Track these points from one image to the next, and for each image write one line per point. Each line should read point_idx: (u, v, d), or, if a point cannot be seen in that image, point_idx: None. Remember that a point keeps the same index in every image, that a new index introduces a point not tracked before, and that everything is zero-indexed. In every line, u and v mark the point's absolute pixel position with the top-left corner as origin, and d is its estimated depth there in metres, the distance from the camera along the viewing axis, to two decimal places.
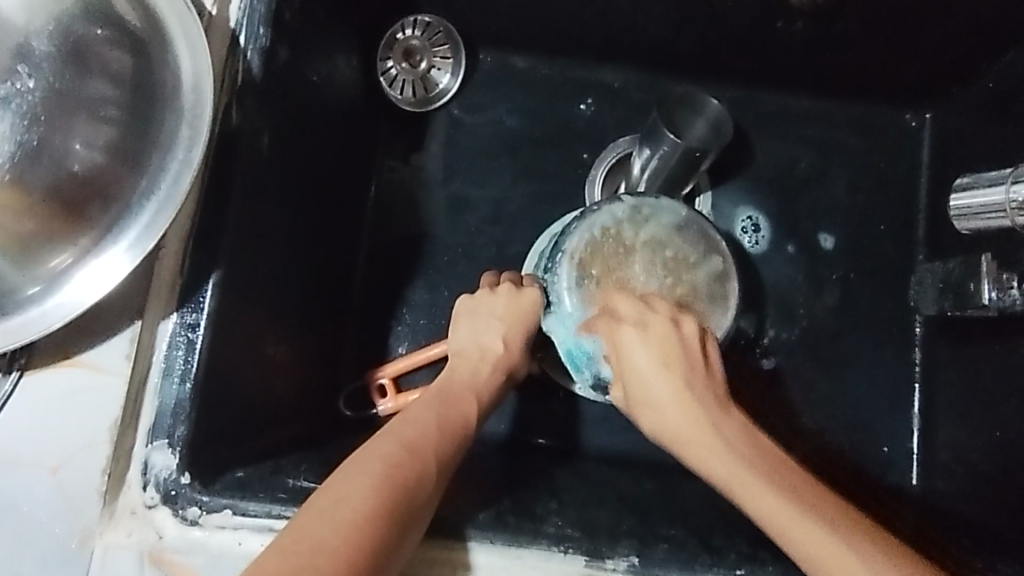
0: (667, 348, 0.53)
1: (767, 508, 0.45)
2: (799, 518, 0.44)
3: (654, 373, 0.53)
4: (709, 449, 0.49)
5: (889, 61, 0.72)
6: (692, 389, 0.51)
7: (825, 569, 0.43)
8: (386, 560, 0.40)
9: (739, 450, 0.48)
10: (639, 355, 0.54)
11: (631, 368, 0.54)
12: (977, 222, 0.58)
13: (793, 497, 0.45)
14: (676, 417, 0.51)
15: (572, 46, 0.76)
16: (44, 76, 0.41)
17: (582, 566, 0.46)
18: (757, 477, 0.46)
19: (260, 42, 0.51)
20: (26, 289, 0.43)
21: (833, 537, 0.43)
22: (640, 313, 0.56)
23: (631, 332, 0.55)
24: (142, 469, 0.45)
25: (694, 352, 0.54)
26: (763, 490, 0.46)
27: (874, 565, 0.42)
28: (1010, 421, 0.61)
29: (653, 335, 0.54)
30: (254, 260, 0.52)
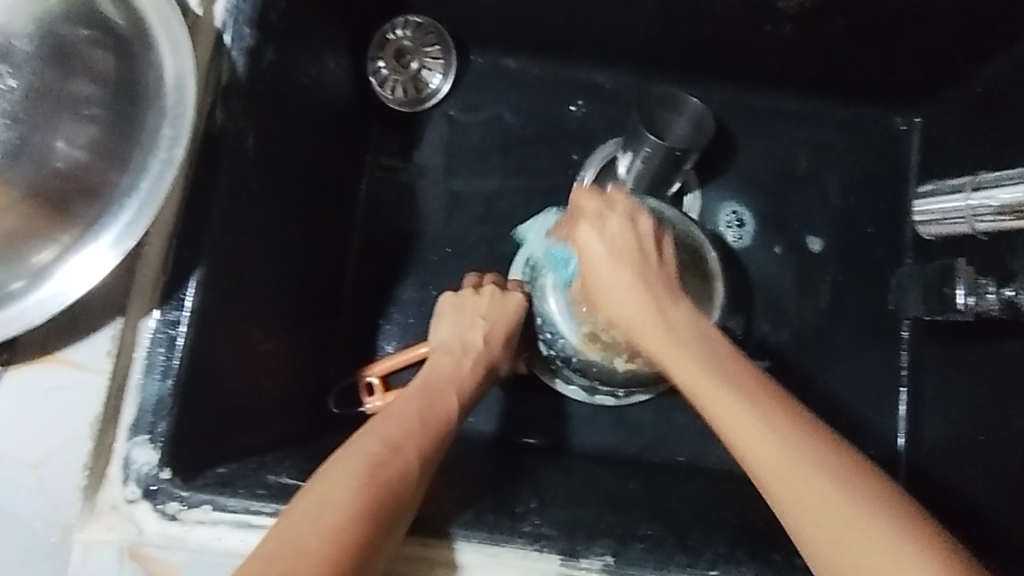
0: (624, 244, 0.54)
1: (727, 408, 0.42)
2: (758, 421, 0.41)
3: (605, 266, 0.54)
4: (656, 333, 0.49)
5: (879, 64, 0.73)
6: (642, 279, 0.52)
7: (788, 496, 0.39)
8: (372, 559, 0.41)
9: (687, 343, 0.47)
10: (593, 244, 0.55)
11: (592, 271, 0.55)
12: (947, 226, 0.67)
13: (747, 393, 0.42)
14: (631, 301, 0.51)
15: (562, 48, 0.76)
16: (25, 75, 0.41)
17: (557, 565, 0.46)
18: (708, 368, 0.45)
19: (245, 42, 0.51)
20: (11, 285, 0.44)
21: (791, 455, 0.39)
22: (598, 224, 0.55)
23: (591, 239, 0.55)
24: (124, 465, 0.46)
25: (647, 243, 0.54)
26: (729, 395, 0.42)
27: (826, 473, 0.38)
28: (993, 423, 0.62)
29: (608, 233, 0.55)
30: (238, 258, 0.53)
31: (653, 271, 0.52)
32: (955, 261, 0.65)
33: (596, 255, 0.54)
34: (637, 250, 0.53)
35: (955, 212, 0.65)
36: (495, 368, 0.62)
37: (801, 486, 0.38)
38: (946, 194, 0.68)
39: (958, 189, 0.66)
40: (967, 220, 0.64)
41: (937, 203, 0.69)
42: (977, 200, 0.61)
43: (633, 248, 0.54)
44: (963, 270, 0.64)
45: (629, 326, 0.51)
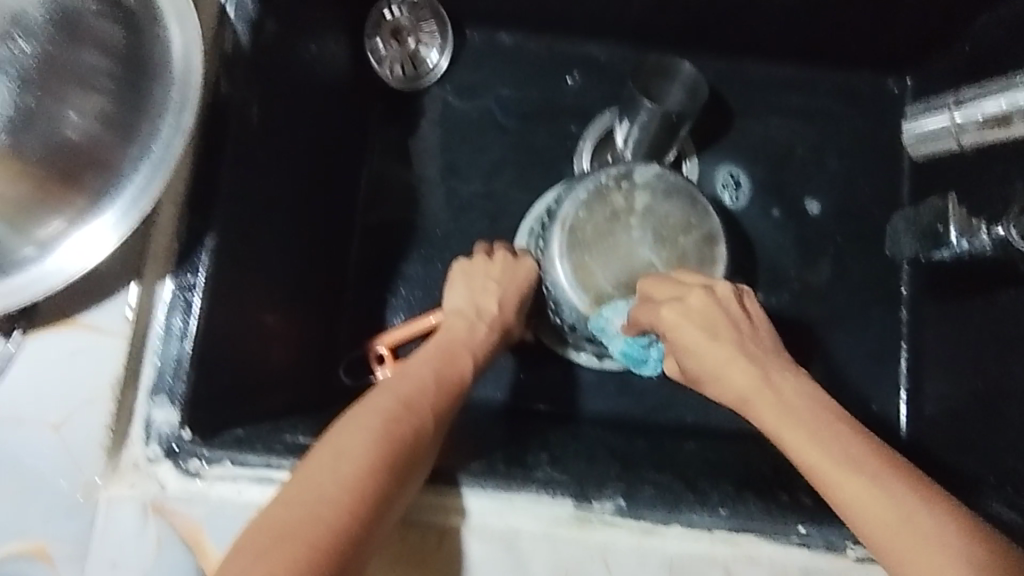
0: (709, 318, 0.49)
1: (832, 465, 0.41)
2: (850, 471, 0.40)
3: (699, 342, 0.48)
4: (769, 404, 0.45)
5: (870, 27, 0.74)
6: (734, 344, 0.47)
7: (868, 526, 0.39)
8: (387, 509, 0.42)
9: (795, 406, 0.44)
10: (684, 329, 0.48)
11: (686, 347, 0.49)
12: (931, 145, 0.64)
13: (833, 439, 0.42)
14: (716, 362, 0.47)
15: (557, 21, 0.77)
16: (38, 43, 0.42)
17: (570, 509, 0.47)
18: (802, 425, 0.43)
19: (247, 14, 0.52)
20: (23, 250, 0.45)
21: (887, 500, 0.39)
22: (676, 302, 0.50)
23: (677, 323, 0.49)
24: (145, 426, 0.47)
25: (737, 314, 0.49)
26: (819, 432, 0.42)
27: (919, 513, 0.38)
28: (991, 371, 0.63)
29: (691, 305, 0.49)
30: (248, 227, 0.54)
31: (749, 340, 0.48)
32: (949, 199, 0.67)
33: (678, 325, 0.49)
34: (726, 318, 0.49)
35: (941, 129, 0.62)
36: (509, 333, 0.63)
37: (911, 543, 0.38)
38: (934, 113, 0.64)
39: (947, 107, 0.62)
40: (953, 136, 0.61)
41: (924, 123, 0.65)
42: (960, 116, 0.59)
43: (719, 316, 0.49)
44: (956, 210, 0.65)
45: (737, 403, 0.47)
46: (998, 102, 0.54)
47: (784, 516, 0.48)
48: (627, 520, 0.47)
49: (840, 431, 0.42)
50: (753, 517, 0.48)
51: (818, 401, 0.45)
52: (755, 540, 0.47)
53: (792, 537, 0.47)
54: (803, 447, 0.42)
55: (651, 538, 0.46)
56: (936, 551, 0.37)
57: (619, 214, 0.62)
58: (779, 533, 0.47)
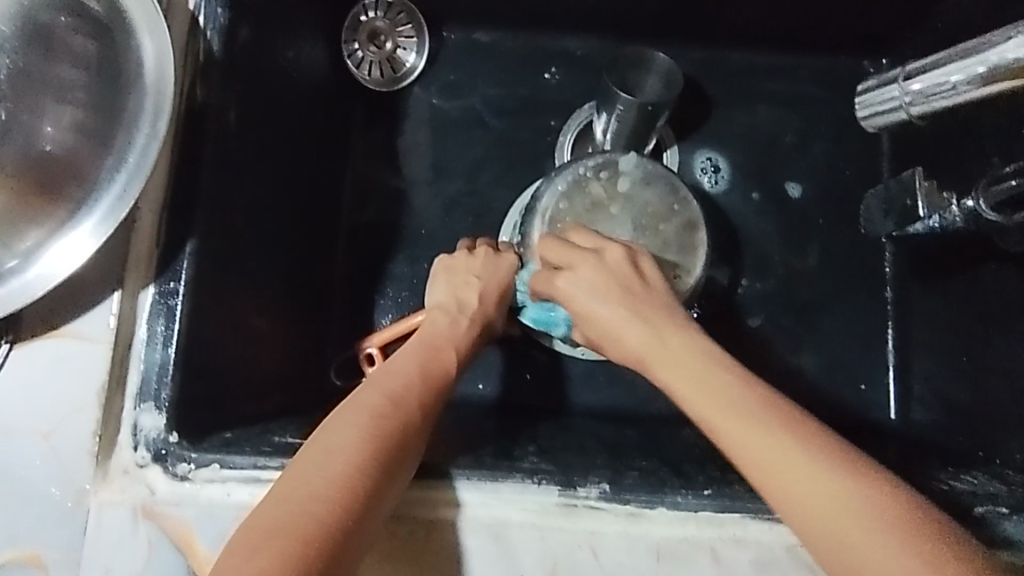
0: (602, 275, 0.52)
1: (739, 435, 0.41)
2: (767, 452, 0.40)
3: (592, 296, 0.51)
4: (676, 368, 0.46)
5: (842, 9, 0.74)
6: (624, 290, 0.51)
7: (784, 496, 0.39)
8: (378, 502, 0.43)
9: (689, 362, 0.46)
10: (577, 288, 0.52)
11: (586, 315, 0.52)
12: (881, 117, 0.56)
13: (748, 406, 0.42)
14: (611, 314, 0.50)
15: (532, 18, 0.78)
16: (11, 59, 0.43)
17: (555, 496, 0.48)
18: (719, 392, 0.43)
19: (219, 22, 0.53)
20: (7, 264, 0.45)
21: (772, 440, 0.40)
22: (595, 263, 0.52)
23: (571, 282, 0.53)
24: (133, 431, 0.48)
25: (625, 269, 0.52)
26: (737, 405, 0.42)
27: (833, 476, 0.38)
28: (976, 345, 0.63)
29: (587, 272, 0.52)
30: (229, 233, 0.54)
31: (635, 292, 0.50)
32: (915, 173, 0.68)
33: (574, 293, 0.52)
34: (619, 286, 0.51)
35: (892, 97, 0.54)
36: (492, 325, 0.63)
37: (804, 496, 0.38)
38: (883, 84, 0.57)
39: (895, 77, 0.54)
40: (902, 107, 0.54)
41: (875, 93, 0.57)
42: (915, 84, 0.51)
43: (613, 283, 0.51)
44: (924, 184, 0.66)
45: (635, 358, 0.49)
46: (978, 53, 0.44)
47: None
48: (612, 505, 0.48)
49: (743, 395, 0.43)
50: (738, 498, 0.48)
51: (719, 364, 0.45)
52: (741, 521, 0.47)
53: (778, 517, 0.47)
54: (707, 412, 0.43)
55: (637, 523, 0.47)
56: (840, 500, 0.37)
57: (600, 203, 0.63)
58: (764, 514, 0.47)
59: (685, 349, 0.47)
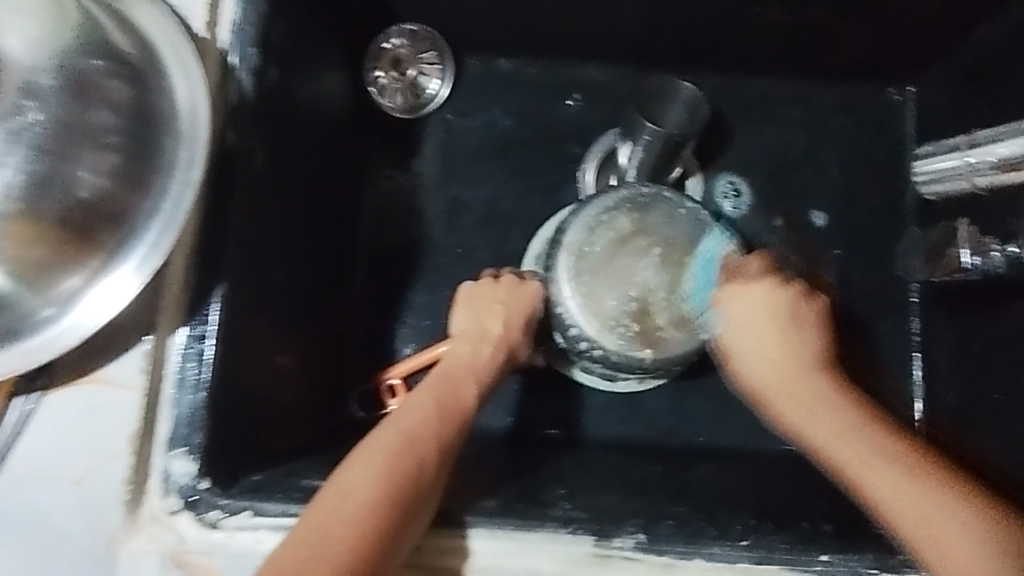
0: (783, 312, 0.63)
1: (868, 464, 0.50)
2: (850, 444, 0.52)
3: (778, 350, 0.61)
4: (803, 378, 0.60)
5: (869, 40, 0.73)
6: (807, 372, 0.60)
7: (881, 494, 0.48)
8: (393, 546, 0.42)
9: (819, 391, 0.59)
10: (744, 344, 0.62)
11: (753, 358, 0.62)
12: (944, 186, 0.70)
13: (859, 432, 0.53)
14: (770, 360, 0.61)
15: (556, 45, 0.77)
16: (50, 109, 0.43)
17: (590, 546, 0.47)
18: (815, 390, 0.59)
19: (251, 63, 0.53)
20: (42, 312, 0.45)
21: (880, 461, 0.50)
22: (775, 291, 0.63)
23: (741, 345, 0.62)
24: (163, 478, 0.47)
25: (800, 309, 0.64)
26: (865, 449, 0.52)
27: (936, 497, 0.47)
28: (1007, 385, 0.62)
29: (772, 301, 0.63)
30: (256, 272, 0.54)
31: (806, 340, 0.62)
32: (959, 221, 0.68)
33: (737, 339, 0.62)
34: (788, 334, 0.62)
35: (953, 171, 0.68)
36: (515, 354, 0.63)
37: (898, 501, 0.47)
38: (949, 154, 0.70)
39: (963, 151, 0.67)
40: (965, 177, 0.66)
41: (937, 165, 0.72)
42: (976, 156, 0.63)
43: (783, 334, 0.62)
44: (965, 229, 0.66)
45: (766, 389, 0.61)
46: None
47: (804, 546, 0.47)
48: (647, 556, 0.47)
49: (822, 388, 0.59)
50: (773, 548, 0.47)
51: (858, 415, 0.56)
52: (778, 572, 0.46)
53: (815, 567, 0.47)
54: (839, 453, 0.52)
55: (671, 574, 0.46)
56: (906, 486, 0.48)
57: (628, 239, 0.61)
58: (799, 564, 0.47)
59: (840, 419, 0.55)
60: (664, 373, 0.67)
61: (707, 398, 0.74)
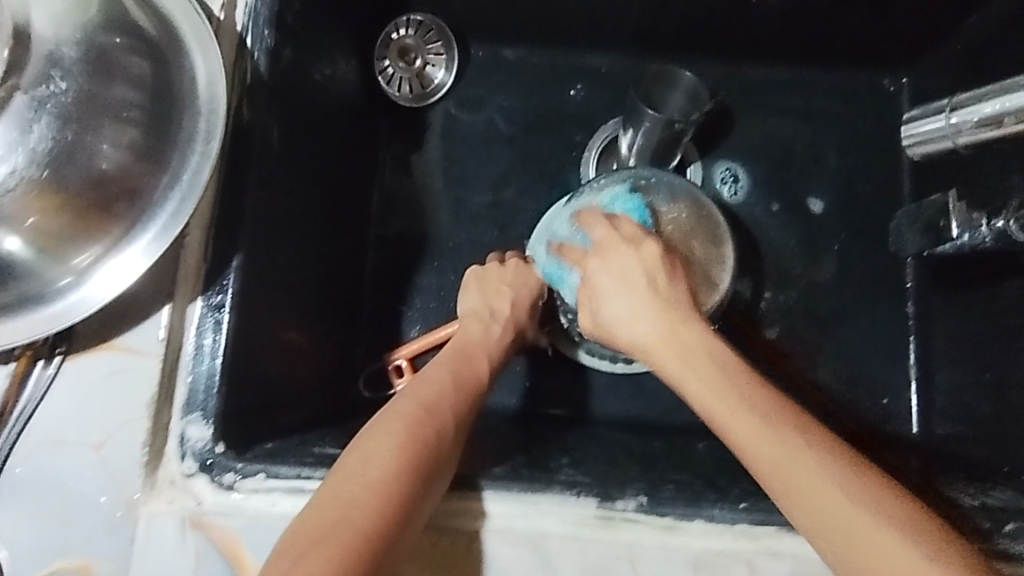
0: (626, 265, 0.51)
1: (783, 458, 0.40)
2: (760, 428, 0.41)
3: (613, 285, 0.51)
4: (688, 328, 0.47)
5: (864, 28, 0.75)
6: (699, 336, 0.47)
7: (787, 478, 0.40)
8: (416, 512, 0.43)
9: (734, 374, 0.44)
10: (616, 297, 0.51)
11: (615, 314, 0.50)
12: (928, 148, 0.56)
13: (768, 411, 0.42)
14: (626, 299, 0.50)
15: (560, 34, 0.79)
16: (75, 82, 0.44)
17: (593, 508, 0.49)
18: (718, 381, 0.44)
19: (266, 43, 0.55)
20: (60, 281, 0.47)
21: (778, 441, 0.41)
22: (633, 243, 0.52)
23: (602, 270, 0.53)
24: (180, 442, 0.49)
25: (668, 264, 0.50)
26: (771, 438, 0.41)
27: (847, 485, 0.39)
28: (1000, 360, 0.64)
29: (641, 259, 0.51)
30: (270, 247, 0.55)
31: (675, 298, 0.49)
32: (952, 195, 0.69)
33: (602, 276, 0.52)
34: (646, 280, 0.50)
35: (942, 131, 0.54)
36: (523, 333, 0.65)
37: (806, 492, 0.40)
38: (932, 114, 0.56)
39: (943, 108, 0.54)
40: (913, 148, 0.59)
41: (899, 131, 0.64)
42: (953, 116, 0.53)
43: (637, 278, 0.50)
44: (959, 205, 0.67)
45: (642, 350, 0.49)
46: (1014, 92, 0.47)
47: None
48: (649, 518, 0.48)
49: (696, 337, 0.46)
50: (772, 511, 0.49)
51: (778, 399, 0.43)
52: (778, 534, 0.48)
53: None
54: (737, 429, 0.42)
55: (674, 535, 0.48)
56: (816, 475, 0.40)
57: None
58: (799, 526, 0.48)
59: (744, 398, 0.43)
60: None
61: None
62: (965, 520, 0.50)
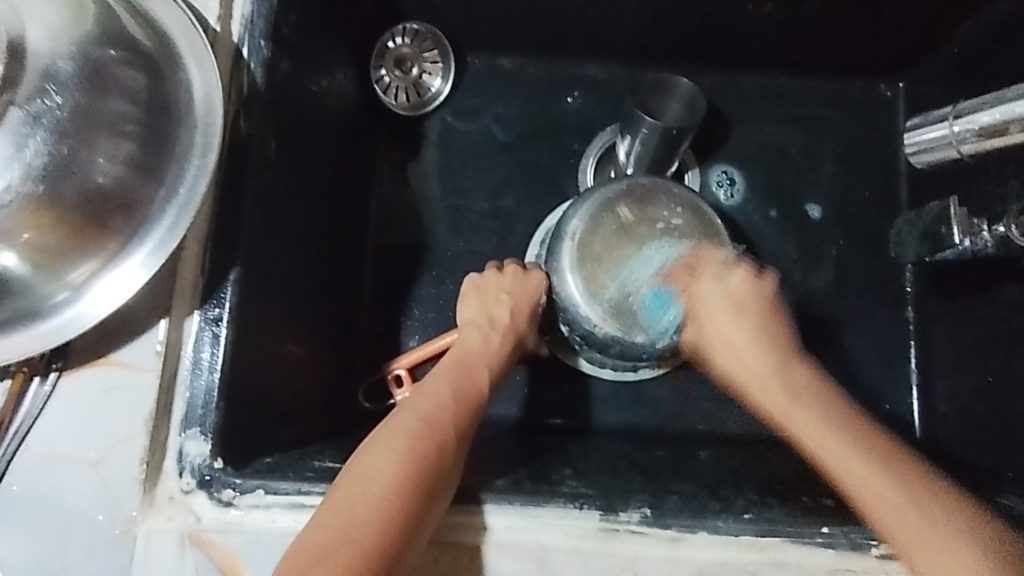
0: (741, 297, 0.61)
1: (847, 464, 0.48)
2: (856, 455, 0.48)
3: (739, 340, 0.60)
4: (783, 391, 0.56)
5: (859, 35, 0.76)
6: (787, 373, 0.57)
7: (852, 484, 0.47)
8: (418, 527, 0.43)
9: (829, 415, 0.52)
10: (728, 325, 0.60)
11: (734, 358, 0.59)
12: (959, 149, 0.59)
13: (852, 437, 0.50)
14: (753, 359, 0.58)
15: (557, 43, 0.79)
16: (70, 96, 0.43)
17: (597, 520, 0.48)
18: (809, 413, 0.53)
19: (261, 55, 0.54)
20: (56, 295, 0.46)
21: (873, 470, 0.47)
22: (718, 275, 0.62)
23: (709, 294, 0.61)
24: (178, 458, 0.48)
25: (768, 305, 0.62)
26: (846, 450, 0.49)
27: (896, 490, 0.46)
28: (1001, 366, 0.64)
29: (728, 291, 0.62)
30: (268, 260, 0.55)
31: (770, 331, 0.60)
32: (949, 201, 0.69)
33: (716, 313, 0.61)
34: (755, 308, 0.61)
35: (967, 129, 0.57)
36: (523, 341, 0.64)
37: (881, 495, 0.46)
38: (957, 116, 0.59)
39: (946, 117, 0.61)
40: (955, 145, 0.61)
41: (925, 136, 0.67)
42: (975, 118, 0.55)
43: (751, 308, 0.61)
44: (956, 211, 0.67)
45: (763, 385, 0.57)
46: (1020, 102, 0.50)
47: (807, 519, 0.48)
48: (654, 530, 0.48)
49: (827, 400, 0.54)
50: (777, 521, 0.48)
51: (880, 435, 0.50)
52: (780, 544, 0.47)
53: (816, 540, 0.48)
54: (831, 454, 0.49)
55: (679, 547, 0.47)
56: (896, 501, 0.45)
57: (629, 228, 0.62)
58: (804, 537, 0.48)
59: (844, 433, 0.50)
60: (659, 361, 0.69)
61: (707, 385, 0.75)
62: None
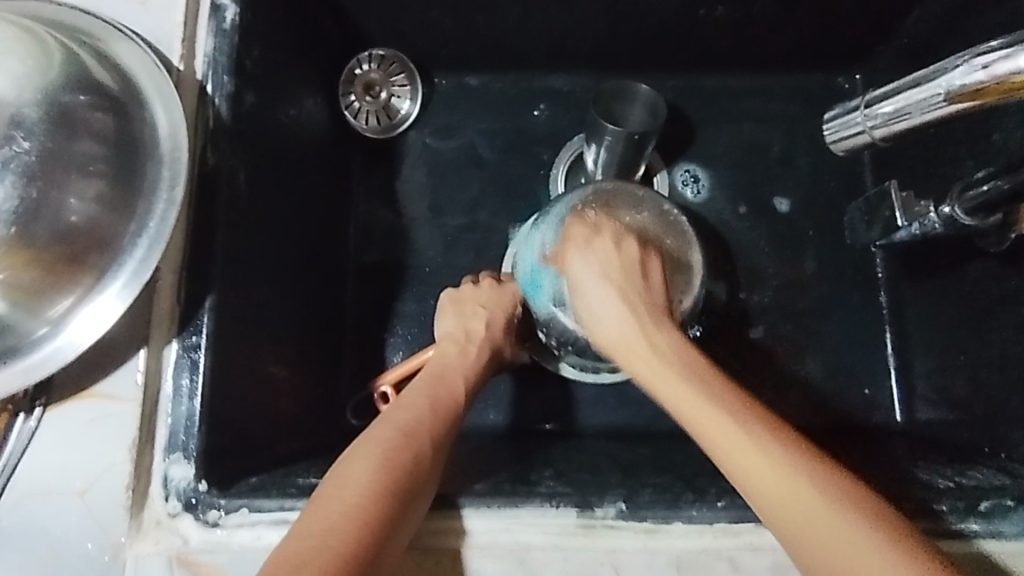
0: (621, 263, 0.56)
1: (740, 448, 0.43)
2: (750, 452, 0.43)
3: (596, 281, 0.56)
4: (660, 339, 0.51)
5: (812, 32, 0.78)
6: (651, 334, 0.52)
7: (751, 483, 0.42)
8: (393, 535, 0.44)
9: (698, 377, 0.47)
10: (595, 288, 0.56)
11: (583, 281, 0.57)
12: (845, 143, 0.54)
13: (743, 426, 0.43)
14: (604, 304, 0.55)
15: (520, 59, 0.82)
16: (37, 140, 0.45)
17: (574, 517, 0.49)
18: (707, 398, 0.45)
19: (226, 89, 0.57)
20: (37, 331, 0.48)
21: (771, 464, 0.42)
22: (584, 246, 0.59)
23: (585, 268, 0.58)
24: (164, 483, 0.50)
25: (634, 263, 0.56)
26: (744, 448, 0.43)
27: (817, 497, 0.41)
28: (971, 342, 0.65)
29: (600, 259, 0.57)
30: (244, 286, 0.57)
31: (637, 284, 0.55)
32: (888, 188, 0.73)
33: (595, 272, 0.57)
34: (621, 265, 0.56)
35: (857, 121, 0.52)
36: (500, 351, 0.66)
37: (799, 515, 0.41)
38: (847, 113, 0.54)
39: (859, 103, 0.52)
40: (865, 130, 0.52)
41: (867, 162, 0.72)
42: (885, 105, 0.48)
43: (618, 263, 0.56)
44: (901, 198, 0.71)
45: (619, 345, 0.52)
46: (960, 69, 0.41)
47: None
48: (630, 523, 0.49)
49: (718, 390, 0.46)
50: (751, 507, 0.49)
51: (765, 417, 0.45)
52: (756, 529, 0.48)
53: None
54: (752, 477, 0.42)
55: (655, 538, 0.48)
56: (793, 490, 0.41)
57: None
58: None
59: (736, 422, 0.44)
60: None
61: None
62: (942, 500, 0.50)
